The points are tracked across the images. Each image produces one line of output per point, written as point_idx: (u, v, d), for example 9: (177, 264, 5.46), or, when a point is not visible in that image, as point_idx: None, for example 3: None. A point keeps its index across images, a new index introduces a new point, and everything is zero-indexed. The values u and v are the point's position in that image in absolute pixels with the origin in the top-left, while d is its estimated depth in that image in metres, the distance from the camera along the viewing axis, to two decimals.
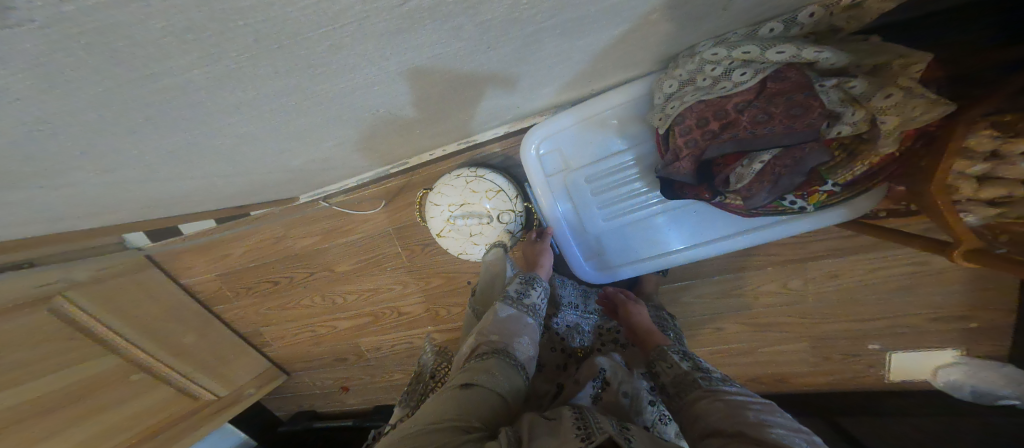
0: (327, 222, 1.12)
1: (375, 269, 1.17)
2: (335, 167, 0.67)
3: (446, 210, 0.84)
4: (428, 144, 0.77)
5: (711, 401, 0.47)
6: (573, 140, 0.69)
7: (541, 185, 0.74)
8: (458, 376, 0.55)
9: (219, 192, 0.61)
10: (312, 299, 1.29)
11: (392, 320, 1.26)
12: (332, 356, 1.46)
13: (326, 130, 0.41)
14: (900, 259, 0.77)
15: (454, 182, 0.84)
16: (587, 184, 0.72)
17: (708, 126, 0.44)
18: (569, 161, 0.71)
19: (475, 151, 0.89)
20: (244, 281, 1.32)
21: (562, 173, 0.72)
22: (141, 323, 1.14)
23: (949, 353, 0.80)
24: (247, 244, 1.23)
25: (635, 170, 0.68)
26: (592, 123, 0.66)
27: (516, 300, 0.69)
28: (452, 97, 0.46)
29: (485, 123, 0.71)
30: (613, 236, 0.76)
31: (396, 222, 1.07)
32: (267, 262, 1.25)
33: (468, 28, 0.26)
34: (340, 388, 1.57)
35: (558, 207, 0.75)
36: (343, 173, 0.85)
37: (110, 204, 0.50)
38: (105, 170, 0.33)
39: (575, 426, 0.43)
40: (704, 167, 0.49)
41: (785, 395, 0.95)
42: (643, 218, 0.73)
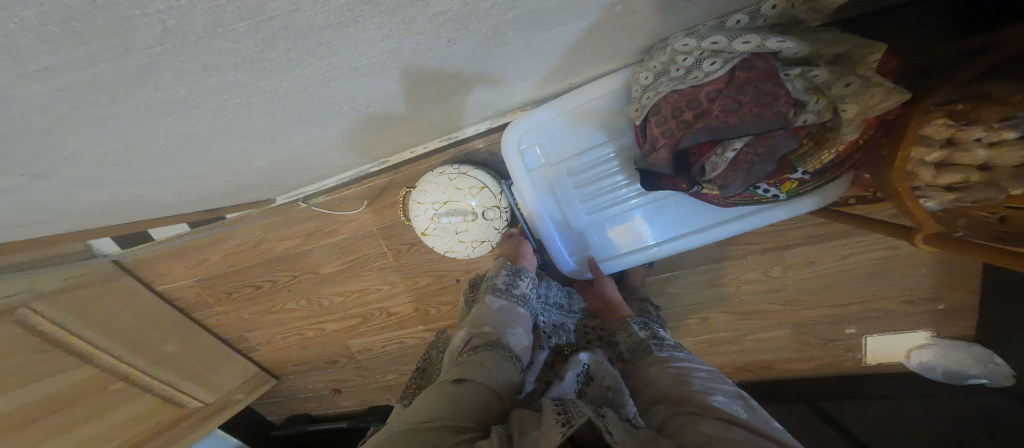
0: (310, 223, 1.09)
1: (362, 269, 1.16)
2: (313, 167, 0.66)
3: (430, 208, 0.84)
4: (407, 141, 0.76)
5: (661, 368, 0.50)
6: (554, 134, 0.69)
7: (522, 180, 0.74)
8: (452, 373, 0.56)
9: (191, 194, 0.59)
10: (298, 302, 1.27)
11: (382, 321, 1.26)
12: (322, 358, 1.45)
13: (291, 128, 0.39)
14: (872, 245, 0.79)
15: (438, 179, 0.83)
16: (569, 178, 0.72)
17: (682, 116, 0.45)
18: (551, 155, 0.71)
19: (456, 147, 0.88)
20: (226, 286, 1.28)
21: (544, 167, 0.72)
22: (118, 332, 1.11)
23: (920, 335, 0.83)
24: (226, 247, 1.20)
25: (616, 162, 0.68)
26: (573, 116, 0.66)
27: (506, 292, 0.72)
28: (424, 95, 0.45)
29: (465, 119, 0.70)
30: (597, 229, 0.76)
31: (380, 221, 1.06)
32: (249, 265, 1.22)
33: (425, 22, 0.25)
34: (333, 390, 1.56)
35: (540, 202, 0.75)
36: (323, 173, 0.83)
37: (70, 210, 0.48)
38: (53, 174, 0.31)
39: (554, 412, 0.42)
40: (680, 157, 0.49)
41: (769, 381, 0.98)
42: (625, 210, 0.73)
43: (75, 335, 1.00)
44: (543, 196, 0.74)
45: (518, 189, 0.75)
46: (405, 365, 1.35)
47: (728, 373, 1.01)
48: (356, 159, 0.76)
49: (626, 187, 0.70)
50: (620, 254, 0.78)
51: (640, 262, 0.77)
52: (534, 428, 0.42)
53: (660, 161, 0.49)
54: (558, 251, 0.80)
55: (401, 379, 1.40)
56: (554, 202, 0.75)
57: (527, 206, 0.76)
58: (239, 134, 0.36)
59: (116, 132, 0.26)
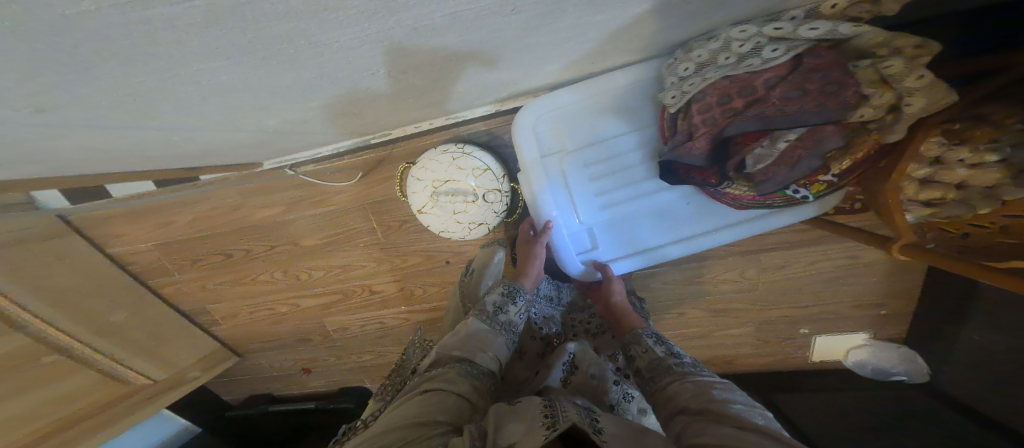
0: (295, 193, 1.08)
1: (345, 245, 1.15)
2: (312, 133, 0.63)
3: (430, 185, 0.83)
4: (418, 115, 0.73)
5: (682, 384, 0.53)
6: (568, 123, 0.70)
7: (531, 169, 0.74)
8: (422, 383, 0.56)
9: (174, 147, 0.54)
10: (273, 273, 1.26)
11: (363, 298, 1.25)
12: (293, 336, 1.45)
13: (315, 88, 0.38)
14: (831, 253, 0.89)
15: (440, 157, 0.83)
16: (579, 169, 0.74)
17: (729, 103, 0.47)
18: (564, 144, 0.72)
19: (459, 126, 0.86)
20: (197, 251, 1.23)
21: (555, 157, 0.73)
22: (57, 296, 1.00)
23: (860, 336, 0.94)
24: (201, 210, 1.16)
25: (633, 156, 0.72)
26: (591, 105, 0.68)
27: (491, 317, 0.67)
28: (457, 65, 0.44)
29: (480, 98, 0.68)
30: (606, 224, 0.79)
31: (370, 196, 1.04)
32: (228, 231, 1.19)
33: None
34: (302, 370, 1.55)
35: (548, 192, 0.76)
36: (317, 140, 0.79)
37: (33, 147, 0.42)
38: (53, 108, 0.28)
39: (541, 412, 0.46)
40: (723, 146, 0.52)
41: (729, 373, 1.07)
42: (636, 207, 0.77)
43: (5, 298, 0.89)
44: (553, 186, 0.75)
45: (525, 178, 0.75)
46: (383, 346, 1.34)
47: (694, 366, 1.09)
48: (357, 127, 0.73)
49: (634, 181, 0.74)
50: (621, 249, 0.81)
51: (643, 261, 0.80)
52: (514, 421, 0.46)
53: (697, 154, 0.53)
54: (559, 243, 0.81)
55: (377, 361, 1.39)
56: (562, 192, 0.76)
57: (533, 196, 0.77)
58: (263, 81, 0.32)
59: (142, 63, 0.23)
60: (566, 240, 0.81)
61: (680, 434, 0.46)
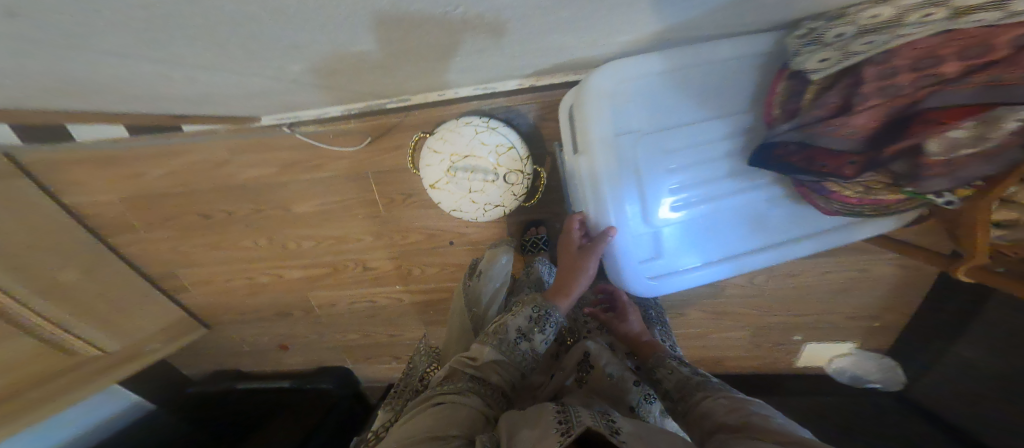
0: (290, 154, 1.05)
1: (342, 215, 1.10)
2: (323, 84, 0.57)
3: (447, 158, 0.78)
4: (444, 81, 0.67)
5: (714, 400, 0.52)
6: (651, 96, 0.59)
7: (600, 146, 0.59)
8: (429, 399, 0.50)
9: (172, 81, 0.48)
10: (257, 240, 1.23)
11: (355, 274, 1.20)
12: (270, 310, 1.38)
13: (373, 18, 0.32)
14: (837, 265, 0.91)
15: (462, 129, 0.78)
16: (657, 156, 0.60)
17: (931, 69, 0.32)
18: (646, 122, 0.59)
19: (481, 99, 0.80)
20: (187, 203, 1.20)
21: (631, 136, 0.59)
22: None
23: (848, 345, 0.98)
24: (189, 159, 1.12)
25: (724, 145, 0.61)
26: (679, 79, 0.58)
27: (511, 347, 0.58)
28: (545, 13, 0.38)
29: (516, 65, 0.58)
30: (683, 226, 0.65)
31: (376, 164, 1.00)
32: (220, 187, 1.15)
33: None
34: (278, 347, 1.47)
35: (617, 178, 0.61)
36: (326, 97, 0.72)
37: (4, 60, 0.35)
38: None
39: (555, 421, 0.42)
40: (890, 129, 0.37)
41: (721, 374, 1.10)
42: (719, 209, 0.65)
43: None
44: (624, 171, 0.60)
45: (588, 158, 0.61)
46: (371, 326, 1.29)
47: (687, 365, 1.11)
48: (375, 87, 0.66)
49: (715, 175, 0.62)
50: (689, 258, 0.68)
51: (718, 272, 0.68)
52: (528, 428, 0.43)
53: (844, 135, 0.40)
54: (617, 245, 0.66)
55: (363, 341, 1.34)
56: (634, 180, 0.61)
57: (595, 182, 0.62)
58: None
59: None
60: (628, 242, 0.65)
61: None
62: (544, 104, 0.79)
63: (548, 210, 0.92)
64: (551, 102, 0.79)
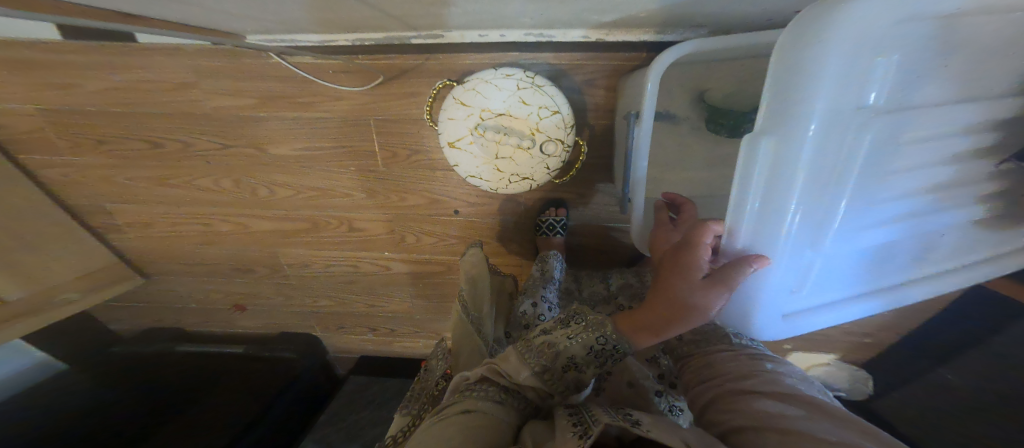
0: (275, 87, 0.88)
1: (330, 165, 0.96)
2: None
3: (477, 114, 0.67)
4: (499, 18, 0.56)
5: (723, 352, 0.53)
6: (906, 46, 0.28)
7: (798, 144, 0.30)
8: (453, 405, 0.43)
9: None
10: (221, 182, 1.04)
11: (337, 234, 1.06)
12: (228, 264, 1.20)
13: None
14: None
15: (501, 82, 0.67)
16: (870, 159, 0.33)
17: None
18: (880, 92, 0.29)
19: (525, 50, 0.69)
20: (129, 126, 0.99)
21: (857, 124, 0.30)
22: None
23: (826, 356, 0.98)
24: (139, 71, 0.92)
25: (945, 151, 0.36)
26: (967, 26, 0.28)
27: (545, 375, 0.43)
28: None
29: (600, 12, 0.48)
30: (841, 261, 0.41)
31: (380, 110, 0.86)
32: (174, 111, 0.95)
33: None
34: (234, 307, 1.30)
35: (809, 196, 0.33)
36: (342, 14, 0.58)
37: None
38: None
39: (570, 423, 0.36)
40: None
41: None
42: (895, 238, 0.41)
43: None
44: (820, 183, 0.33)
45: (762, 163, 0.32)
46: (348, 294, 1.16)
47: None
48: (409, 8, 0.53)
49: (910, 190, 0.37)
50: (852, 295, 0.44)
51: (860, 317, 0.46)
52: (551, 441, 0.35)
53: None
54: (757, 284, 0.40)
55: (336, 309, 1.20)
56: (830, 197, 0.34)
57: (761, 200, 0.34)
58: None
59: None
60: (775, 283, 0.40)
61: (709, 403, 0.46)
62: (594, 67, 0.70)
63: (575, 188, 0.84)
64: (605, 65, 0.70)
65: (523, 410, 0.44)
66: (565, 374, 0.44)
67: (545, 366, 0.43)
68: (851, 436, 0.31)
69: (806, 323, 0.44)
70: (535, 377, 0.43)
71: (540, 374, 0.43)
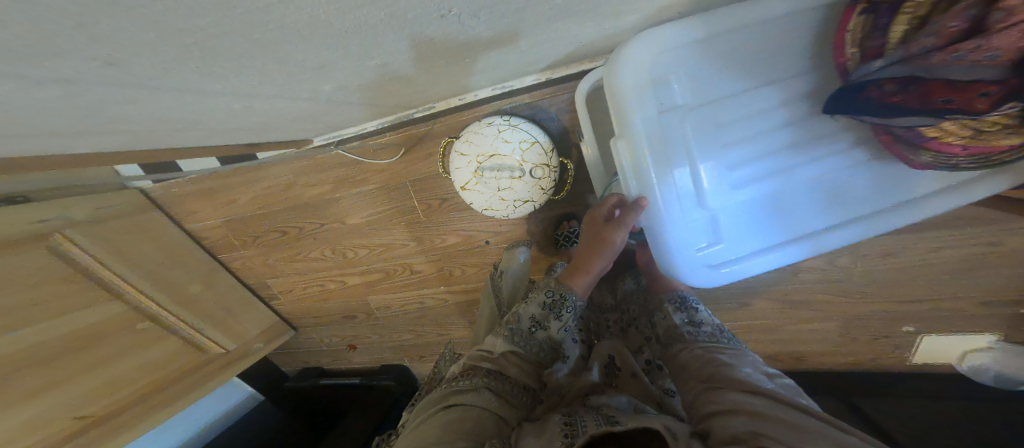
0: (341, 173, 1.13)
1: (387, 222, 1.18)
2: (357, 102, 0.65)
3: (474, 160, 0.78)
4: (469, 83, 0.70)
5: (691, 352, 0.59)
6: (697, 70, 0.53)
7: (639, 144, 0.54)
8: (441, 399, 0.52)
9: (253, 117, 0.56)
10: (324, 252, 1.31)
11: (403, 278, 1.27)
12: (339, 313, 1.45)
13: (385, 38, 0.37)
14: (954, 240, 0.72)
15: (485, 130, 0.78)
16: (682, 171, 0.57)
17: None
18: (678, 132, 0.55)
19: (503, 99, 0.81)
20: (258, 229, 1.30)
21: (677, 116, 0.55)
22: (149, 269, 1.04)
23: (987, 337, 0.77)
24: (256, 190, 1.24)
25: (739, 169, 0.58)
26: (700, 114, 0.55)
27: (521, 337, 0.59)
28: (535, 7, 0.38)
29: (537, 61, 0.63)
30: (702, 231, 0.61)
31: (411, 173, 1.06)
32: (276, 210, 1.25)
33: (640, 55, 0.50)
34: (348, 346, 1.54)
35: (665, 182, 0.56)
36: (370, 110, 0.77)
37: (135, 120, 0.44)
38: (176, 72, 0.29)
39: (561, 433, 0.41)
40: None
41: (801, 373, 0.93)
42: (723, 222, 0.61)
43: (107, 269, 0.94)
44: (670, 153, 0.55)
45: (628, 160, 0.55)
46: (422, 326, 1.36)
47: None
48: (405, 96, 0.70)
49: (734, 188, 0.59)
50: (759, 239, 0.62)
51: (728, 276, 0.63)
52: (534, 437, 0.43)
53: (977, 61, 0.32)
54: (654, 237, 0.59)
55: (415, 341, 1.41)
56: (675, 181, 0.56)
57: (637, 179, 0.56)
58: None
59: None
60: (670, 235, 0.59)
61: (691, 399, 0.49)
62: (566, 97, 0.79)
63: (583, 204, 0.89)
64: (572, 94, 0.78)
65: (513, 393, 0.53)
66: (533, 334, 0.60)
67: (516, 329, 0.60)
68: (797, 405, 0.39)
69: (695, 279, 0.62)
70: (508, 339, 0.59)
71: (510, 338, 0.59)
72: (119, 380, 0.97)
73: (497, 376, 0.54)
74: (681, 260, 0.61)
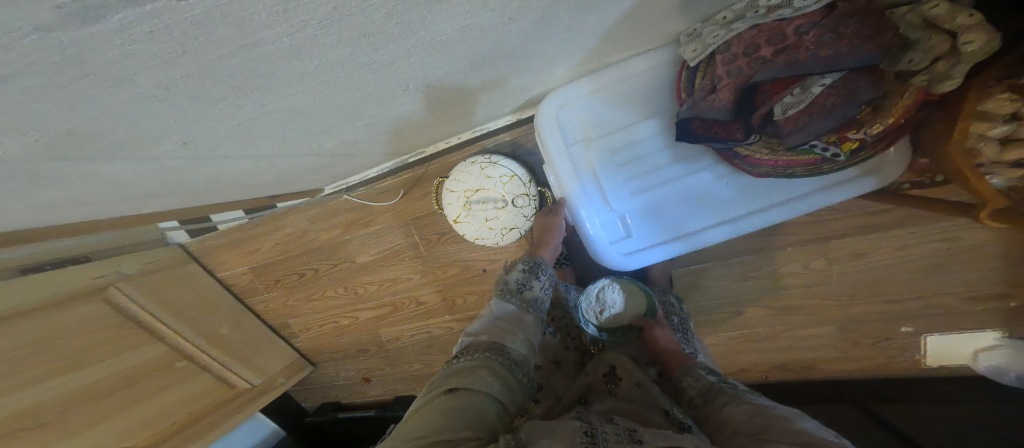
0: (351, 216, 1.23)
1: (393, 258, 1.26)
2: (355, 154, 0.75)
3: (462, 196, 0.86)
4: (450, 130, 0.81)
5: (737, 405, 0.50)
6: (600, 100, 0.63)
7: (553, 156, 0.67)
8: (445, 379, 0.54)
9: (266, 174, 0.66)
10: (337, 290, 1.37)
11: (411, 310, 1.34)
12: (354, 348, 1.50)
13: (365, 105, 0.47)
14: (918, 239, 0.75)
15: (469, 168, 0.86)
16: (592, 175, 0.68)
17: (758, 53, 0.43)
18: (588, 146, 0.66)
19: (484, 140, 0.91)
20: (275, 274, 1.38)
21: (583, 133, 0.66)
22: (183, 314, 1.14)
23: (989, 335, 0.75)
24: (275, 239, 1.32)
25: (650, 171, 0.66)
26: (607, 129, 0.65)
27: (516, 293, 0.70)
28: (482, 69, 0.47)
29: (500, 107, 0.73)
30: (620, 225, 0.70)
31: (412, 212, 1.16)
32: (292, 256, 1.33)
33: (540, 88, 0.64)
34: (362, 380, 1.58)
35: (576, 185, 0.68)
36: (368, 160, 0.88)
37: (171, 185, 0.54)
38: (195, 137, 0.38)
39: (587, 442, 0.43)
40: (749, 95, 0.48)
41: (812, 383, 0.89)
42: (642, 217, 0.69)
43: (152, 315, 1.06)
44: (576, 164, 0.67)
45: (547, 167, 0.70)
46: (432, 355, 1.40)
47: (765, 373, 0.93)
48: (396, 146, 0.81)
49: (647, 187, 0.67)
50: (661, 237, 0.69)
51: (649, 263, 0.71)
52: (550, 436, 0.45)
53: (719, 107, 0.50)
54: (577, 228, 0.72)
55: (426, 370, 1.45)
56: (586, 184, 0.68)
57: (556, 181, 0.70)
58: (230, 76, 0.28)
59: (48, 53, 0.17)
60: (587, 228, 0.71)
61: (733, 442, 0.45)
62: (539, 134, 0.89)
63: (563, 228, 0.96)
64: None
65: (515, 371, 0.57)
66: (522, 294, 0.71)
67: (510, 291, 0.71)
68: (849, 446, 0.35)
69: (616, 266, 0.72)
70: (502, 300, 0.69)
71: (504, 297, 0.69)
72: (153, 417, 1.05)
73: (495, 349, 0.58)
74: (601, 248, 0.71)
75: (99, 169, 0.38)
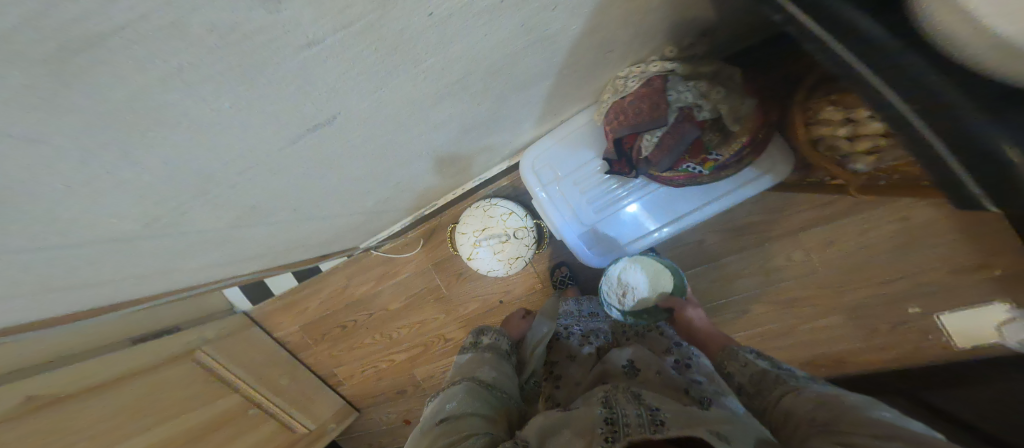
0: (381, 269, 1.39)
1: (420, 301, 1.39)
2: (380, 212, 0.92)
3: (471, 236, 0.99)
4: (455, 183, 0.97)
5: (795, 395, 0.48)
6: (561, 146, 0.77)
7: (535, 190, 0.80)
8: (431, 421, 0.57)
9: (313, 238, 0.82)
10: (374, 337, 1.50)
11: (441, 347, 1.43)
12: (393, 391, 1.58)
13: (384, 175, 0.64)
14: (888, 217, 0.80)
15: (473, 212, 1.01)
16: (567, 201, 0.80)
17: (615, 117, 0.57)
18: (561, 181, 0.79)
19: (484, 187, 1.07)
20: (319, 329, 1.53)
21: (552, 169, 0.79)
22: (253, 367, 1.30)
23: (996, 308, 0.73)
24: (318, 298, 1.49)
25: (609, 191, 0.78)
26: (569, 164, 0.78)
27: (473, 347, 0.76)
28: (469, 135, 0.64)
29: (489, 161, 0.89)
30: (599, 235, 0.83)
31: (433, 258, 1.31)
32: (333, 312, 1.49)
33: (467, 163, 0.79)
34: (403, 423, 1.63)
35: (557, 210, 0.81)
36: (391, 218, 1.05)
37: (248, 254, 0.70)
38: (274, 213, 0.55)
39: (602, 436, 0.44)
40: (620, 146, 0.59)
41: (844, 373, 0.87)
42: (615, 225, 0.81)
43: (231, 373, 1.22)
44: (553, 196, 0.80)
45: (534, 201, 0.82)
46: None
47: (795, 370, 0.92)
48: (413, 202, 0.97)
49: (610, 202, 0.79)
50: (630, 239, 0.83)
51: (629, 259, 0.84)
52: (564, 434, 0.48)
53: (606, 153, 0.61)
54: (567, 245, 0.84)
55: None
56: (564, 209, 0.81)
57: (541, 209, 0.82)
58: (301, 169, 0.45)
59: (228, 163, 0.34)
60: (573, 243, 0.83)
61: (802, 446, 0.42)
62: None
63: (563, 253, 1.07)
64: None
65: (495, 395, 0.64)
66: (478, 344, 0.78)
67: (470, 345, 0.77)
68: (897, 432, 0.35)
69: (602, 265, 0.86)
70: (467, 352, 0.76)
71: (467, 350, 0.75)
72: None
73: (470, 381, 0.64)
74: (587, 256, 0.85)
75: (214, 242, 0.54)
